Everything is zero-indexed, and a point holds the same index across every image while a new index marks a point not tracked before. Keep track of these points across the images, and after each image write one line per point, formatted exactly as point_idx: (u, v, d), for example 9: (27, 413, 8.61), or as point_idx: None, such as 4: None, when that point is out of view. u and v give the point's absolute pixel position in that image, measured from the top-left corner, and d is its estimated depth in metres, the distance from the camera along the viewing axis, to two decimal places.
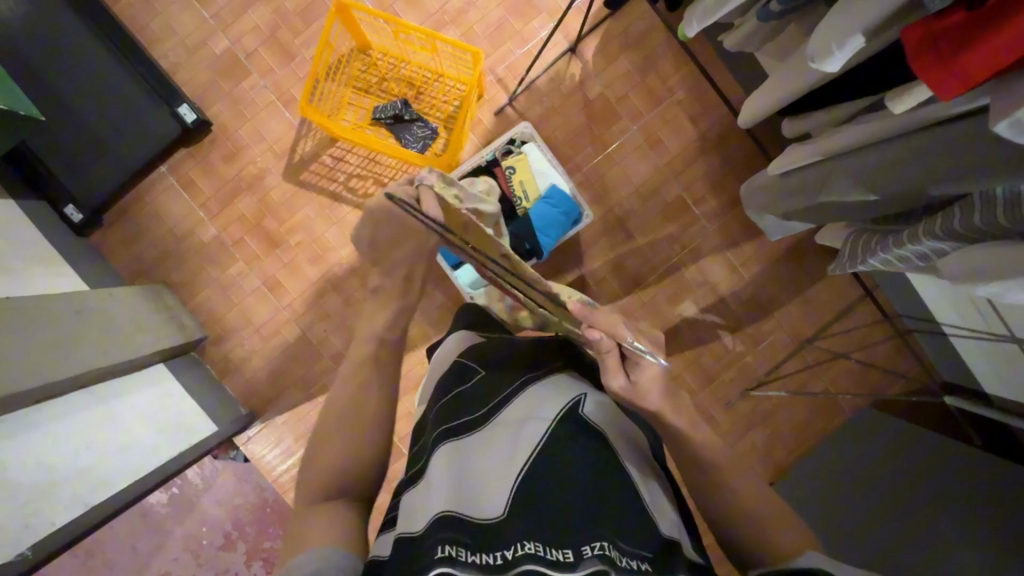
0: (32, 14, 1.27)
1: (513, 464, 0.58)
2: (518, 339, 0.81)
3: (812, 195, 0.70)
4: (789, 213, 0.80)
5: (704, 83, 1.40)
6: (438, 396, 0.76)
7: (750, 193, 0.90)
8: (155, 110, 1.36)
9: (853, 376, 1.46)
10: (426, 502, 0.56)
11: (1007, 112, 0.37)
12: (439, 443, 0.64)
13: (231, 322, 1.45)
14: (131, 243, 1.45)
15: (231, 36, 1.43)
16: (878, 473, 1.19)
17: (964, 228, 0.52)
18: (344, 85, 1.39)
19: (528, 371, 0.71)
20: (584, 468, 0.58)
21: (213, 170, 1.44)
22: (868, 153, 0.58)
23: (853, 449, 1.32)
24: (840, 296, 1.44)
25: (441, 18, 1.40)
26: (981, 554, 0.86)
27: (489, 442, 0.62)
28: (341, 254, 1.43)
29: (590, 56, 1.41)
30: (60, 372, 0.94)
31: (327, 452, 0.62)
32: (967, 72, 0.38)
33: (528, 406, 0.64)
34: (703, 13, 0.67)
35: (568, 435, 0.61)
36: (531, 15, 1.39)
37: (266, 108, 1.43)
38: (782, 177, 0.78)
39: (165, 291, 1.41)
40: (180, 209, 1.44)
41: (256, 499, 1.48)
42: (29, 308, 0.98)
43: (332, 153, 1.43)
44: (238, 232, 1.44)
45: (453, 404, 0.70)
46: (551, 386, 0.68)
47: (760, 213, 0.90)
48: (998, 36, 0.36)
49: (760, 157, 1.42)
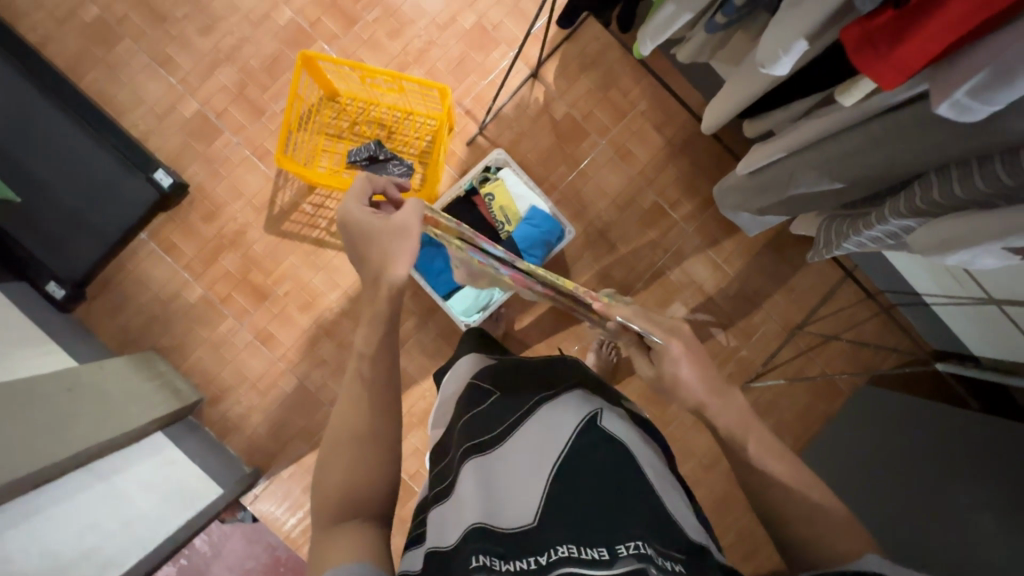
0: None
1: (539, 480, 0.59)
2: (530, 363, 0.82)
3: (781, 189, 0.73)
4: (762, 208, 0.82)
5: (664, 92, 1.46)
6: (457, 419, 0.77)
7: (721, 194, 0.93)
8: (131, 179, 1.36)
9: (847, 356, 1.49)
10: (455, 515, 0.57)
11: (947, 96, 0.40)
12: (465, 459, 0.65)
13: (226, 380, 1.43)
14: (117, 314, 1.43)
15: (199, 99, 1.45)
16: (886, 450, 1.21)
17: (926, 205, 0.54)
18: (317, 133, 1.42)
19: (543, 392, 0.73)
20: (610, 473, 0.59)
21: (194, 230, 1.44)
22: (828, 143, 0.61)
23: (859, 428, 1.34)
24: (823, 281, 1.48)
25: (404, 59, 1.44)
26: (999, 514, 0.88)
27: (512, 455, 0.63)
28: (331, 299, 1.44)
29: (552, 78, 1.46)
30: (60, 452, 0.93)
31: (340, 471, 0.60)
32: (904, 65, 0.42)
33: (550, 421, 0.66)
34: (654, 31, 0.70)
35: (590, 445, 0.62)
36: (490, 46, 1.44)
37: (241, 164, 1.45)
38: (751, 176, 0.81)
39: (156, 357, 1.39)
40: (163, 273, 1.44)
41: (268, 559, 1.44)
42: (20, 391, 0.96)
43: (312, 200, 1.44)
44: (225, 289, 1.44)
45: (473, 424, 0.71)
46: (569, 402, 0.69)
47: (735, 212, 0.93)
48: (926, 31, 0.39)
49: (727, 156, 1.47)
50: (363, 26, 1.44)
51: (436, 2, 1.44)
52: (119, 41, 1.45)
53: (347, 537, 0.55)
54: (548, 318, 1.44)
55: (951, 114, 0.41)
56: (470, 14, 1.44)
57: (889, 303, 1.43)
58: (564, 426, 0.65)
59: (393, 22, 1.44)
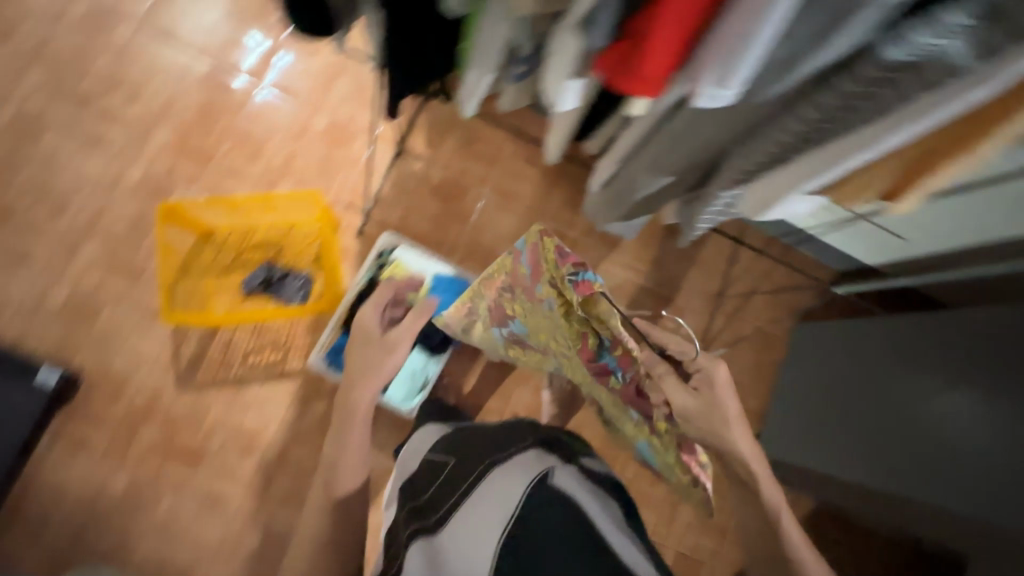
0: None
1: (489, 540, 0.58)
2: (486, 428, 0.82)
3: (631, 193, 0.78)
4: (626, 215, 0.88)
5: (524, 129, 1.54)
6: (412, 493, 0.76)
7: (589, 210, 0.98)
8: (11, 388, 1.26)
9: (770, 305, 1.58)
10: None
11: (699, 92, 0.46)
12: (413, 539, 0.64)
13: (183, 560, 1.31)
14: (37, 536, 1.29)
15: (68, 281, 1.38)
16: (832, 381, 1.27)
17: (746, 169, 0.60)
18: (203, 276, 1.38)
19: (496, 453, 0.72)
20: (562, 531, 0.59)
21: (101, 416, 1.34)
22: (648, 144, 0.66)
23: (805, 368, 1.40)
24: (724, 246, 1.58)
25: (270, 177, 1.45)
26: None
27: (463, 521, 0.62)
28: (272, 432, 1.36)
29: (417, 150, 1.52)
30: None
31: None
32: (654, 77, 0.47)
33: (502, 483, 0.65)
34: (467, 94, 0.77)
35: (545, 500, 0.62)
36: (350, 140, 1.48)
37: (133, 330, 1.37)
38: (605, 188, 0.86)
39: (94, 567, 1.25)
40: (79, 473, 1.32)
41: None
42: None
43: (218, 341, 1.38)
44: (153, 464, 1.33)
45: (429, 502, 0.70)
46: (520, 464, 0.69)
47: (606, 222, 0.98)
48: (655, 51, 0.44)
49: None
50: (219, 160, 1.44)
51: (283, 116, 1.47)
52: None
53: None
54: (492, 370, 1.45)
55: (713, 98, 0.46)
56: (320, 117, 1.48)
57: (786, 245, 1.56)
58: (516, 481, 0.65)
59: (248, 147, 1.45)
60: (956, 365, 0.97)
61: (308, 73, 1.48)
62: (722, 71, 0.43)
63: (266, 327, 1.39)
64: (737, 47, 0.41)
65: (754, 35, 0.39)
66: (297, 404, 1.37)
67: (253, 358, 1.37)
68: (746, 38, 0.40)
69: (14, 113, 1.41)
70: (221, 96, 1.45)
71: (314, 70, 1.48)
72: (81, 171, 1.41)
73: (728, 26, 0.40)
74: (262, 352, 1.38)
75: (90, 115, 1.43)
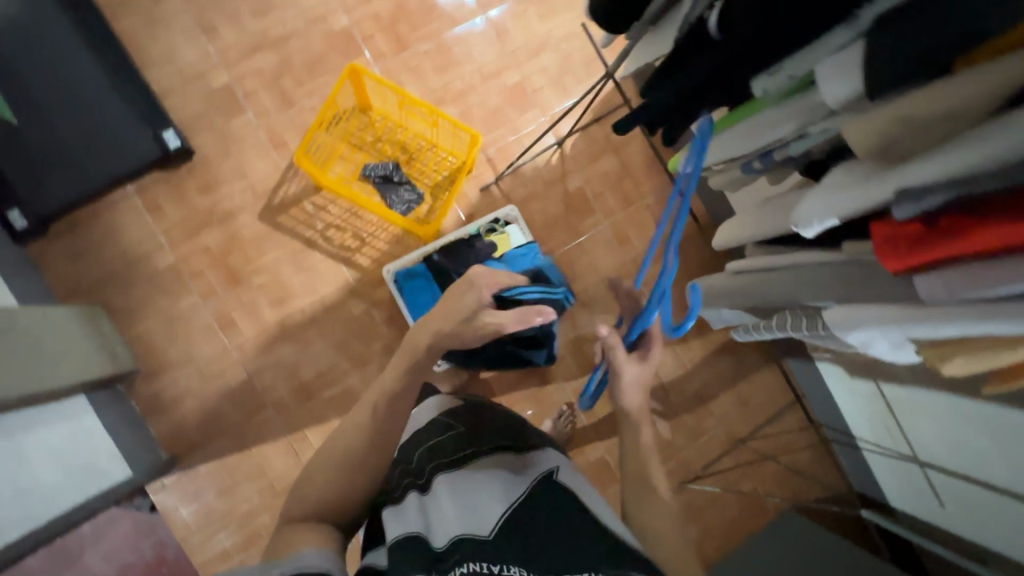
0: (36, 31, 1.27)
1: (495, 511, 0.63)
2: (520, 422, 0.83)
3: (736, 296, 0.84)
4: (722, 309, 0.94)
5: (673, 195, 1.58)
6: (457, 441, 0.75)
7: (697, 287, 1.01)
8: (139, 131, 1.33)
9: (778, 478, 1.61)
10: (402, 524, 0.61)
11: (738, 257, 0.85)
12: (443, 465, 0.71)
13: (170, 358, 1.37)
14: (75, 259, 1.36)
15: (233, 74, 1.44)
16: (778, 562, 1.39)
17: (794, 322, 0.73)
18: (339, 138, 1.44)
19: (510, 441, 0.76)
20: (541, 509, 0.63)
21: (184, 198, 1.40)
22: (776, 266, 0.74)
23: (758, 550, 1.46)
24: (771, 401, 1.61)
25: (443, 96, 1.50)
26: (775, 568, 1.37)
27: (468, 482, 0.67)
28: (305, 303, 1.42)
29: (575, 152, 1.55)
30: (30, 391, 1.03)
31: (333, 457, 0.62)
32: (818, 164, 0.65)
33: (514, 466, 0.70)
34: (731, 180, 0.82)
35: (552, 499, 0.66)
36: (525, 107, 1.53)
37: (254, 147, 1.43)
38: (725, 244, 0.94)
39: (102, 316, 1.33)
40: (138, 232, 1.38)
41: (152, 557, 1.33)
42: None
43: (315, 201, 1.43)
44: (199, 264, 1.39)
45: (457, 439, 0.75)
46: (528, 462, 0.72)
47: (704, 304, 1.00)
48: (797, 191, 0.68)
49: (716, 264, 1.57)
50: (411, 56, 1.50)
51: (487, 52, 1.52)
52: None
53: (303, 531, 0.54)
54: (514, 373, 1.50)
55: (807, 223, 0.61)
56: (514, 72, 1.53)
57: (826, 437, 1.58)
58: (505, 498, 0.65)
59: (442, 58, 1.51)
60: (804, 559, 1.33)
61: (532, 35, 1.53)
62: (971, 298, 0.45)
63: (359, 215, 1.44)
64: (1003, 285, 0.42)
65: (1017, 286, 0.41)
66: (339, 294, 1.43)
67: (333, 234, 1.44)
68: (995, 289, 0.43)
69: None
70: (449, 6, 1.51)
71: (536, 31, 1.53)
72: None
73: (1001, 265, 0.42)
74: (340, 235, 1.44)
75: None
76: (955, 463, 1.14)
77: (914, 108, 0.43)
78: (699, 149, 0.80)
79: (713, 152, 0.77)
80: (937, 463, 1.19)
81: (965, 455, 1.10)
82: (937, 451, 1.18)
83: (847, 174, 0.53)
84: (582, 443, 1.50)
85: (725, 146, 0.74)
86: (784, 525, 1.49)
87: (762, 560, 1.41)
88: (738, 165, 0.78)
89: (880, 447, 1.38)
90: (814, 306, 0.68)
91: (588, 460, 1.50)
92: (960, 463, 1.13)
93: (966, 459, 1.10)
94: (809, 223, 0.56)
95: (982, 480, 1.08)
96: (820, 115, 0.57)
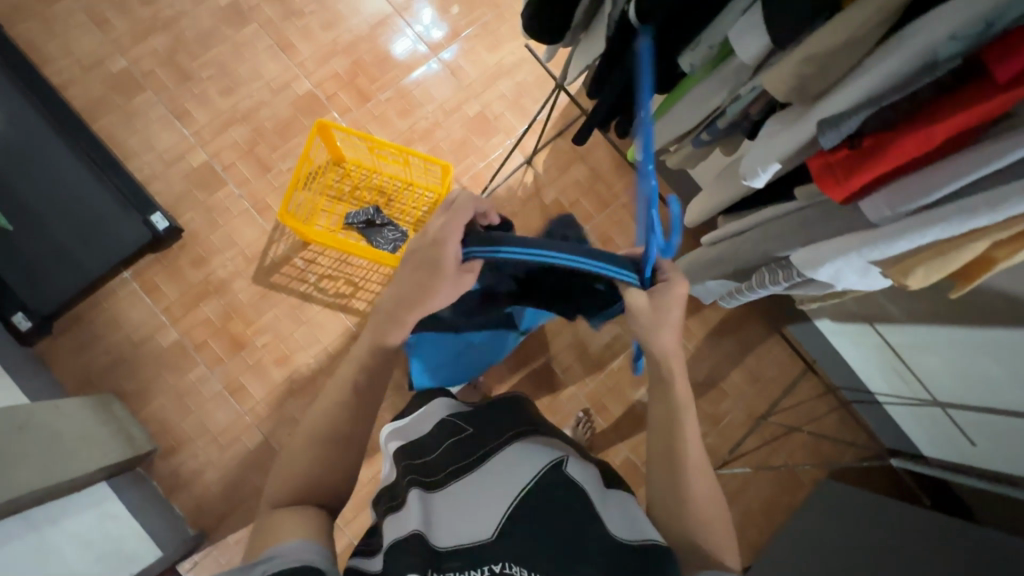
0: (21, 143, 1.35)
1: (494, 508, 0.63)
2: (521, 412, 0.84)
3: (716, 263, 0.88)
4: (706, 282, 0.97)
5: (645, 191, 1.62)
6: (464, 444, 0.76)
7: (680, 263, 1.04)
8: (128, 219, 1.39)
9: (807, 449, 1.59)
10: (404, 522, 0.60)
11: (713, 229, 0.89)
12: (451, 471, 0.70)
13: (186, 432, 1.39)
14: (82, 351, 1.39)
15: (209, 151, 1.51)
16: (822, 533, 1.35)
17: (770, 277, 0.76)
18: (319, 193, 1.50)
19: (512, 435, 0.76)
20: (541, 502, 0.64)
21: (179, 274, 1.45)
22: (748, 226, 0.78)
23: (802, 525, 1.43)
24: (783, 373, 1.61)
25: (410, 137, 1.57)
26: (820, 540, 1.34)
27: (475, 484, 0.67)
28: (309, 355, 1.44)
29: (544, 166, 1.61)
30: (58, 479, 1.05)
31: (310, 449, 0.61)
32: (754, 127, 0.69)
33: (518, 459, 0.70)
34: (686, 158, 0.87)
35: (553, 486, 0.66)
36: (490, 133, 1.60)
37: (239, 215, 1.49)
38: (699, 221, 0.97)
39: (114, 401, 1.35)
40: (139, 314, 1.42)
41: None
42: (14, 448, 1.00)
43: (304, 256, 1.48)
44: (201, 335, 1.43)
45: (464, 443, 0.76)
46: (533, 453, 0.72)
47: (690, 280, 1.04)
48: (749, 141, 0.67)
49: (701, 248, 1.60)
50: (374, 106, 1.57)
51: (445, 89, 1.60)
52: (139, 91, 1.52)
53: (283, 517, 0.54)
54: (525, 388, 1.50)
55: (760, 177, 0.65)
56: (474, 103, 1.60)
57: (846, 399, 1.57)
58: (506, 493, 0.65)
59: (404, 102, 1.59)
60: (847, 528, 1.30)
61: (485, 67, 1.62)
62: (909, 210, 0.52)
63: (349, 262, 1.49)
64: (933, 189, 0.49)
65: (945, 188, 0.48)
66: (342, 340, 1.46)
67: (327, 284, 1.47)
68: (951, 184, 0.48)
69: None
70: (402, 54, 1.60)
71: (487, 62, 1.62)
72: (262, 67, 1.56)
73: (930, 170, 0.49)
74: (334, 284, 1.48)
75: (292, 25, 1.59)
76: (971, 397, 1.15)
77: (816, 47, 0.50)
78: (648, 134, 0.85)
79: (662, 134, 0.82)
80: (953, 401, 1.20)
81: (978, 385, 1.10)
82: (953, 389, 1.18)
83: (777, 124, 0.61)
84: (605, 447, 1.49)
85: (671, 125, 0.79)
86: (822, 494, 1.47)
87: (807, 535, 1.38)
88: (688, 143, 0.83)
89: (898, 397, 1.38)
90: (785, 257, 0.72)
91: (613, 463, 1.49)
92: (974, 395, 1.14)
93: (988, 393, 1.10)
94: (754, 173, 0.63)
95: (1002, 408, 1.09)
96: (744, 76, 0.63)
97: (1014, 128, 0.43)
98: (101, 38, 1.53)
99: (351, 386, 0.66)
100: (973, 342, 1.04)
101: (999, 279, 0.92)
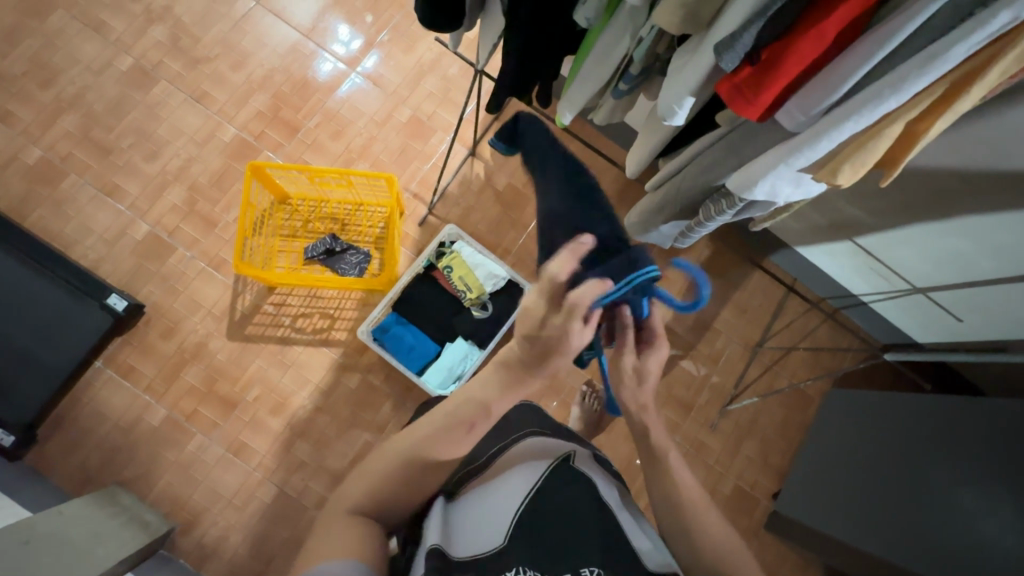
0: None
1: (507, 514, 0.62)
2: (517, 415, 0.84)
3: (666, 208, 0.91)
4: (658, 228, 1.00)
5: (593, 154, 1.62)
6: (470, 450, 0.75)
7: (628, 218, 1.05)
8: (86, 308, 1.35)
9: (807, 364, 1.61)
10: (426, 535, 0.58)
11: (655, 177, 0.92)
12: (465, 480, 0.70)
13: (199, 503, 1.37)
14: (74, 451, 1.36)
15: (150, 220, 1.47)
16: (841, 447, 1.36)
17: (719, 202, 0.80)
18: (272, 236, 1.47)
19: (514, 438, 0.76)
20: (559, 500, 0.65)
21: (152, 349, 1.42)
22: (691, 162, 0.82)
23: (821, 439, 1.45)
24: (769, 297, 1.62)
25: (349, 156, 1.55)
26: (839, 452, 1.35)
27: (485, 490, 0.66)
28: (303, 397, 1.43)
29: (489, 154, 1.59)
30: None
31: (366, 475, 0.61)
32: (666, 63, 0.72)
33: (525, 461, 0.71)
34: (610, 112, 0.88)
35: (564, 485, 0.67)
36: (427, 134, 1.57)
37: (198, 276, 1.45)
38: (636, 170, 0.98)
39: (119, 491, 1.33)
40: (123, 399, 1.39)
41: None
42: (29, 560, 0.98)
43: (273, 300, 1.46)
44: (190, 404, 1.40)
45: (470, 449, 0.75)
46: (541, 454, 0.72)
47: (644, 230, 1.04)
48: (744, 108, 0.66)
49: None
50: (305, 135, 1.54)
51: (372, 101, 1.57)
52: (63, 177, 1.47)
53: (347, 527, 0.54)
54: None
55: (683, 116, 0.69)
56: (405, 108, 1.58)
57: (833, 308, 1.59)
58: (517, 493, 0.65)
59: (334, 123, 1.55)
60: (861, 434, 1.32)
61: (405, 68, 1.58)
62: (822, 111, 0.59)
63: (319, 295, 1.47)
64: (838, 86, 0.56)
65: (846, 83, 0.56)
66: (332, 374, 1.44)
67: (303, 322, 1.45)
68: (859, 72, 0.55)
69: (135, 60, 1.53)
70: (319, 76, 1.57)
71: (407, 64, 1.59)
72: (181, 123, 1.52)
73: (829, 70, 0.56)
74: (310, 320, 1.45)
75: (202, 73, 1.54)
76: (950, 277, 1.17)
77: None
78: (564, 96, 0.84)
79: (577, 94, 0.81)
80: (933, 285, 1.22)
81: (953, 262, 1.12)
82: (932, 273, 1.19)
83: (683, 57, 0.63)
84: None
85: (583, 82, 0.79)
86: (832, 404, 1.50)
87: (828, 449, 1.40)
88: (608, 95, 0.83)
89: (882, 294, 1.40)
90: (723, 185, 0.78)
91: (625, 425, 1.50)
92: (951, 274, 1.16)
93: (967, 270, 1.12)
94: (672, 110, 0.66)
95: (980, 280, 1.11)
96: (641, 15, 0.65)
97: (891, 18, 0.52)
98: (9, 133, 1.48)
99: (468, 424, 0.64)
100: (945, 224, 1.05)
101: (945, 155, 0.92)
